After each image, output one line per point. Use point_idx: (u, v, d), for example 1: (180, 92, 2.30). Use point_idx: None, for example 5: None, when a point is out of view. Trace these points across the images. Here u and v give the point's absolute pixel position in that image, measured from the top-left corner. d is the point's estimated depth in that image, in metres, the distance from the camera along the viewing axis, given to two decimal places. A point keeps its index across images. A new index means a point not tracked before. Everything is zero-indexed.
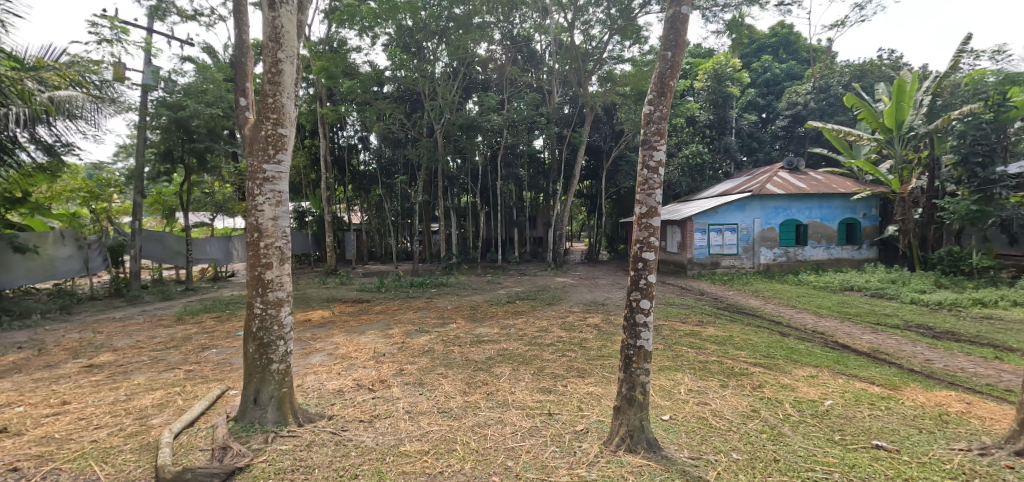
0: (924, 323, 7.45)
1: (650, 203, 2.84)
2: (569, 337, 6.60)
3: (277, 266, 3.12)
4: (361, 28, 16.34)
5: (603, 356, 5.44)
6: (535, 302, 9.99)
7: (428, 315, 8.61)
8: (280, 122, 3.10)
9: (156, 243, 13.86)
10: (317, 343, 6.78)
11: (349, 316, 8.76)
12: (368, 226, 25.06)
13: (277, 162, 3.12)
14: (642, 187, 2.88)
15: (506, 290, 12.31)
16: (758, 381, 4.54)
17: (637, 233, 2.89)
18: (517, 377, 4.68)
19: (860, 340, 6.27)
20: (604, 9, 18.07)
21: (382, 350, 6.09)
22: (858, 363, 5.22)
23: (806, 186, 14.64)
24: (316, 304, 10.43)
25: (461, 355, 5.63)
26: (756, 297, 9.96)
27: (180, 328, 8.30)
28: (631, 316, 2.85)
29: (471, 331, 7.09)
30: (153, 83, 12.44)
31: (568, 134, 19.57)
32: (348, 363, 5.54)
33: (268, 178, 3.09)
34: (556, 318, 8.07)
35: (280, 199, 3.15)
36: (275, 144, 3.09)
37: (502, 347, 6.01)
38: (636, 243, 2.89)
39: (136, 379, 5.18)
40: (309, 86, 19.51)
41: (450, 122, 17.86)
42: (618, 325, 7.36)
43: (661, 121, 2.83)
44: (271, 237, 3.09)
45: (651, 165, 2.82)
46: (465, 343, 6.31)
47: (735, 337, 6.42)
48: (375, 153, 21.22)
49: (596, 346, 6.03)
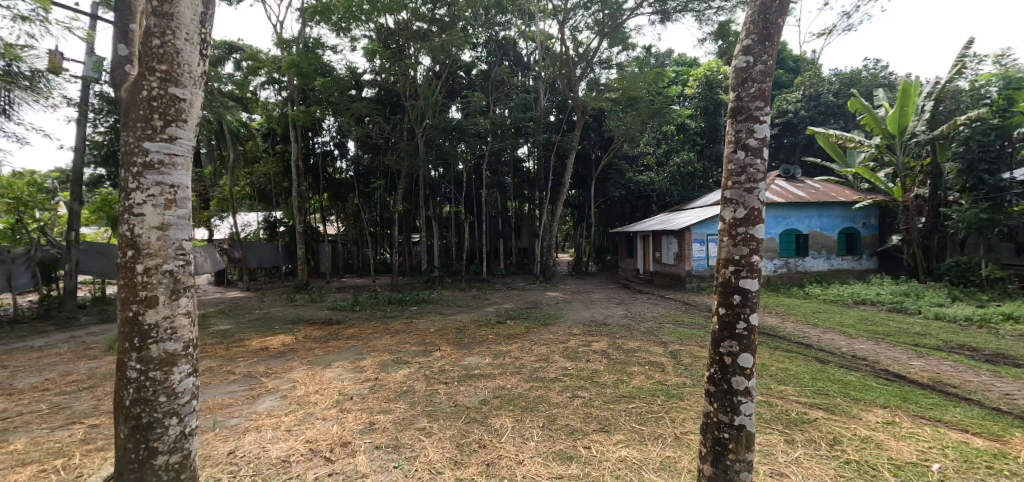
0: (965, 343, 6.67)
1: (750, 202, 1.87)
2: (576, 368, 5.54)
3: (166, 303, 2.01)
4: (337, 26, 15.38)
5: (624, 398, 4.43)
6: (529, 322, 8.94)
7: (408, 340, 7.46)
8: (172, 77, 2.02)
9: (98, 256, 12.12)
10: (270, 381, 5.54)
11: (315, 342, 7.55)
12: (345, 237, 23.60)
13: (167, 139, 2.02)
14: (735, 172, 1.91)
15: (494, 307, 11.23)
16: (830, 433, 3.60)
17: (725, 249, 1.91)
18: (523, 434, 3.59)
19: (914, 369, 5.41)
20: (591, 13, 17.53)
21: (350, 390, 4.93)
22: (930, 401, 4.33)
23: (806, 194, 14.10)
24: (279, 326, 9.13)
25: (447, 398, 4.52)
26: (769, 314, 9.16)
27: (107, 361, 6.93)
28: (722, 379, 1.88)
29: (459, 362, 5.97)
30: (94, 75, 10.98)
31: (556, 140, 18.80)
32: (303, 412, 4.35)
33: (153, 165, 2.00)
34: (556, 343, 7.00)
35: (174, 197, 2.06)
36: (166, 111, 2.01)
37: (498, 384, 4.93)
38: (721, 264, 1.94)
39: (14, 443, 3.89)
40: (281, 89, 18.29)
41: (432, 125, 16.74)
42: (629, 351, 6.36)
43: (764, 80, 1.88)
44: (155, 257, 1.98)
45: (751, 145, 1.86)
46: (451, 379, 5.19)
47: (769, 366, 5.48)
48: (352, 160, 19.98)
49: (611, 382, 4.99)
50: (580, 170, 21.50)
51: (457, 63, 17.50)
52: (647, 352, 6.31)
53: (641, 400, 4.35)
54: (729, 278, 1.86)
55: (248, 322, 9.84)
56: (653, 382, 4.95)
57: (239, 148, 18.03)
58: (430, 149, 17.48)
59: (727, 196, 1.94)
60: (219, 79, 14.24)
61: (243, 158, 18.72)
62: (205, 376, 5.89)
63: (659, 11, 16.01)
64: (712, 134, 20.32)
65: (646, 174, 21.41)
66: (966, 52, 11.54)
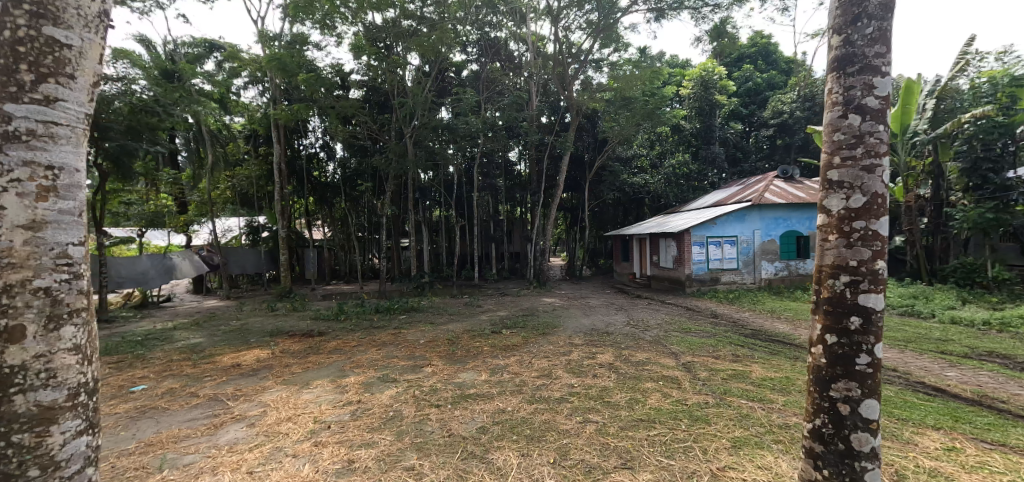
0: (993, 350, 6.24)
1: (870, 186, 1.79)
2: (583, 386, 4.97)
3: (38, 336, 1.43)
4: (322, 23, 14.72)
5: (643, 423, 3.85)
6: (526, 331, 8.33)
7: (395, 354, 6.82)
8: (46, 12, 1.47)
9: None
10: (237, 406, 4.86)
11: (293, 357, 6.87)
12: (331, 242, 22.77)
13: (38, 100, 1.45)
14: (847, 143, 1.85)
15: (487, 315, 10.62)
16: (890, 466, 3.08)
17: (838, 263, 1.82)
18: (530, 474, 3.01)
19: (952, 381, 4.93)
20: (584, 13, 17.12)
21: (327, 417, 4.30)
22: (986, 421, 3.84)
23: (806, 195, 13.77)
24: (255, 339, 8.40)
25: (440, 426, 3.91)
26: (778, 320, 8.68)
27: None
28: (842, 423, 1.82)
29: (452, 379, 5.38)
30: None
31: (550, 141, 18.23)
32: (270, 446, 3.71)
33: (16, 136, 1.41)
34: (557, 355, 6.42)
35: (53, 183, 1.49)
36: (40, 61, 1.45)
37: (498, 407, 4.35)
38: (827, 277, 1.87)
39: None
40: (263, 89, 17.52)
41: (422, 124, 16.11)
42: (637, 365, 5.82)
43: (882, 19, 1.82)
44: (19, 269, 1.39)
45: (879, 98, 1.79)
46: (444, 401, 4.58)
47: (796, 381, 4.98)
48: (339, 163, 19.32)
49: (625, 402, 4.40)
50: (573, 172, 21.02)
51: (446, 62, 16.97)
52: (658, 365, 5.76)
53: (662, 426, 3.78)
54: (843, 298, 1.78)
55: (222, 335, 9.08)
56: (671, 402, 4.38)
57: (218, 150, 17.18)
58: (419, 151, 16.83)
59: (834, 178, 1.88)
60: (196, 76, 13.48)
61: (223, 160, 17.92)
62: (164, 400, 5.18)
63: (654, 9, 15.72)
64: (707, 135, 20.02)
65: (641, 176, 20.96)
66: (967, 49, 11.32)
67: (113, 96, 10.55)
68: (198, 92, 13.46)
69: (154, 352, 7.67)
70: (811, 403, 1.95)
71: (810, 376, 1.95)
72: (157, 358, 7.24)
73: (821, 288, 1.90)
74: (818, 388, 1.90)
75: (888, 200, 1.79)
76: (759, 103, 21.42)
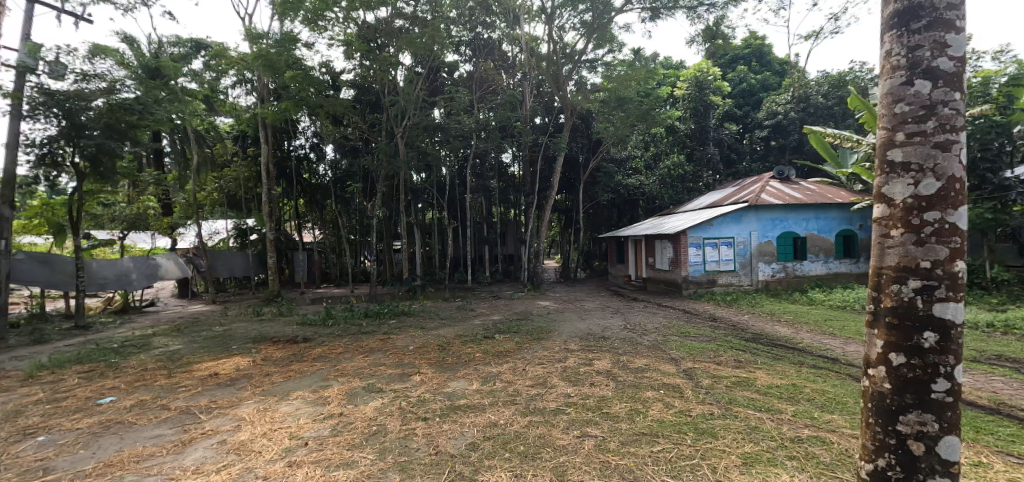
0: (1002, 353, 6.06)
1: (945, 167, 1.58)
2: (580, 395, 4.69)
3: None
4: (312, 22, 14.36)
5: (646, 437, 3.57)
6: (520, 336, 8.04)
7: (383, 362, 6.50)
8: None
9: (38, 265, 11.01)
10: (209, 420, 4.51)
11: (275, 366, 6.52)
12: (322, 245, 22.35)
13: None
14: (912, 115, 1.64)
15: (480, 319, 10.31)
16: None
17: (903, 268, 1.59)
18: None
19: (967, 388, 4.71)
20: (578, 13, 16.94)
21: (305, 433, 3.98)
22: (1008, 432, 3.61)
23: (802, 196, 13.62)
24: (236, 346, 8.03)
25: (427, 443, 3.60)
26: (778, 323, 8.47)
27: (17, 393, 5.75)
28: (915, 467, 1.59)
29: (442, 389, 5.09)
30: (30, 63, 9.42)
31: (544, 142, 18.00)
32: (240, 468, 3.37)
33: None
34: (552, 362, 6.13)
35: None
36: None
37: (490, 420, 4.04)
38: (889, 282, 1.64)
39: None
40: (252, 89, 17.14)
41: (414, 123, 15.76)
42: (637, 371, 5.57)
43: None
44: None
45: (952, 58, 1.58)
46: (432, 414, 4.27)
47: (804, 388, 4.74)
48: (330, 164, 18.95)
49: (625, 413, 4.13)
50: (568, 173, 20.78)
51: (439, 62, 16.73)
52: (658, 372, 5.52)
53: (666, 441, 3.50)
54: (912, 310, 1.55)
55: (203, 342, 8.69)
56: (674, 413, 4.12)
57: (205, 151, 16.72)
58: (411, 151, 16.51)
59: (898, 159, 1.66)
60: (181, 75, 13.06)
61: (210, 161, 17.48)
62: (132, 414, 4.82)
63: (648, 9, 15.60)
64: (701, 136, 19.91)
65: (636, 177, 20.76)
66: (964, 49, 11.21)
67: (93, 94, 10.12)
68: (183, 91, 13.03)
69: (129, 361, 7.29)
70: (871, 438, 1.72)
71: (871, 405, 1.72)
72: (130, 366, 6.86)
73: (880, 297, 1.68)
74: (882, 421, 1.67)
75: (965, 185, 1.57)
76: (753, 104, 21.47)
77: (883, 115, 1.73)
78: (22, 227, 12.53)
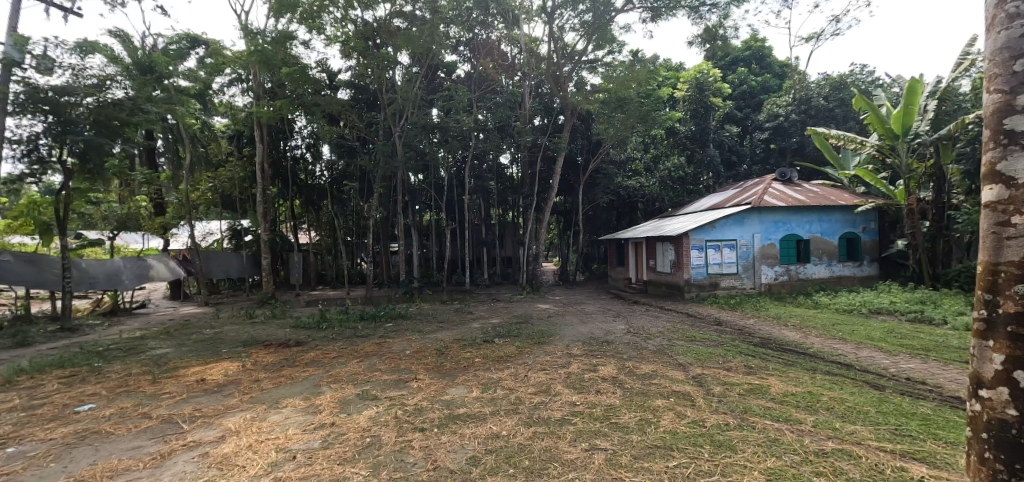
0: None
1: None
2: (586, 404, 4.44)
3: None
4: (306, 18, 14.01)
5: (659, 452, 3.31)
6: (520, 340, 7.78)
7: (378, 367, 6.23)
8: None
9: (24, 265, 10.68)
10: (192, 430, 4.24)
11: (266, 371, 6.25)
12: (318, 247, 21.99)
13: None
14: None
15: (479, 323, 10.04)
16: None
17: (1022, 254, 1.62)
18: None
19: None
20: (578, 13, 16.74)
21: (293, 445, 3.72)
22: None
23: (805, 198, 13.47)
24: (226, 350, 7.75)
25: (423, 458, 3.34)
26: (786, 327, 8.23)
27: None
28: None
29: (440, 397, 4.82)
30: (18, 58, 9.16)
31: (544, 142, 17.75)
32: None
33: None
34: (555, 368, 5.88)
35: None
36: None
37: (491, 432, 3.78)
38: (1011, 281, 1.65)
39: None
40: (246, 88, 16.84)
41: (411, 123, 15.52)
42: (645, 378, 5.32)
43: None
44: None
45: None
46: (429, 424, 4.01)
47: (822, 396, 4.50)
48: (327, 164, 18.67)
49: (635, 424, 3.89)
50: (567, 175, 20.56)
51: (438, 61, 16.55)
52: (667, 379, 5.27)
53: (682, 455, 3.26)
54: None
55: (191, 345, 8.40)
56: (687, 423, 3.88)
57: (199, 150, 16.43)
58: (409, 152, 16.24)
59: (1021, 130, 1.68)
60: (174, 72, 12.76)
61: (204, 161, 17.15)
62: (110, 423, 4.54)
63: (649, 9, 15.47)
64: (702, 137, 19.78)
65: (636, 179, 20.56)
66: (971, 50, 11.18)
67: (81, 92, 9.82)
68: (176, 90, 12.72)
69: (113, 365, 6.99)
70: (990, 475, 1.74)
71: (989, 437, 1.73)
72: (114, 371, 6.58)
73: (999, 301, 1.69)
74: (1007, 460, 1.67)
75: None
76: (754, 106, 21.40)
77: (1001, 76, 1.76)
78: (7, 227, 12.15)
